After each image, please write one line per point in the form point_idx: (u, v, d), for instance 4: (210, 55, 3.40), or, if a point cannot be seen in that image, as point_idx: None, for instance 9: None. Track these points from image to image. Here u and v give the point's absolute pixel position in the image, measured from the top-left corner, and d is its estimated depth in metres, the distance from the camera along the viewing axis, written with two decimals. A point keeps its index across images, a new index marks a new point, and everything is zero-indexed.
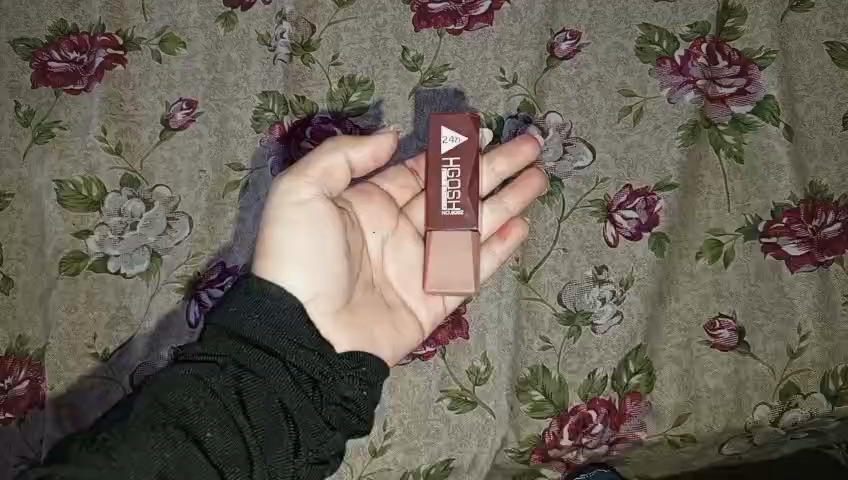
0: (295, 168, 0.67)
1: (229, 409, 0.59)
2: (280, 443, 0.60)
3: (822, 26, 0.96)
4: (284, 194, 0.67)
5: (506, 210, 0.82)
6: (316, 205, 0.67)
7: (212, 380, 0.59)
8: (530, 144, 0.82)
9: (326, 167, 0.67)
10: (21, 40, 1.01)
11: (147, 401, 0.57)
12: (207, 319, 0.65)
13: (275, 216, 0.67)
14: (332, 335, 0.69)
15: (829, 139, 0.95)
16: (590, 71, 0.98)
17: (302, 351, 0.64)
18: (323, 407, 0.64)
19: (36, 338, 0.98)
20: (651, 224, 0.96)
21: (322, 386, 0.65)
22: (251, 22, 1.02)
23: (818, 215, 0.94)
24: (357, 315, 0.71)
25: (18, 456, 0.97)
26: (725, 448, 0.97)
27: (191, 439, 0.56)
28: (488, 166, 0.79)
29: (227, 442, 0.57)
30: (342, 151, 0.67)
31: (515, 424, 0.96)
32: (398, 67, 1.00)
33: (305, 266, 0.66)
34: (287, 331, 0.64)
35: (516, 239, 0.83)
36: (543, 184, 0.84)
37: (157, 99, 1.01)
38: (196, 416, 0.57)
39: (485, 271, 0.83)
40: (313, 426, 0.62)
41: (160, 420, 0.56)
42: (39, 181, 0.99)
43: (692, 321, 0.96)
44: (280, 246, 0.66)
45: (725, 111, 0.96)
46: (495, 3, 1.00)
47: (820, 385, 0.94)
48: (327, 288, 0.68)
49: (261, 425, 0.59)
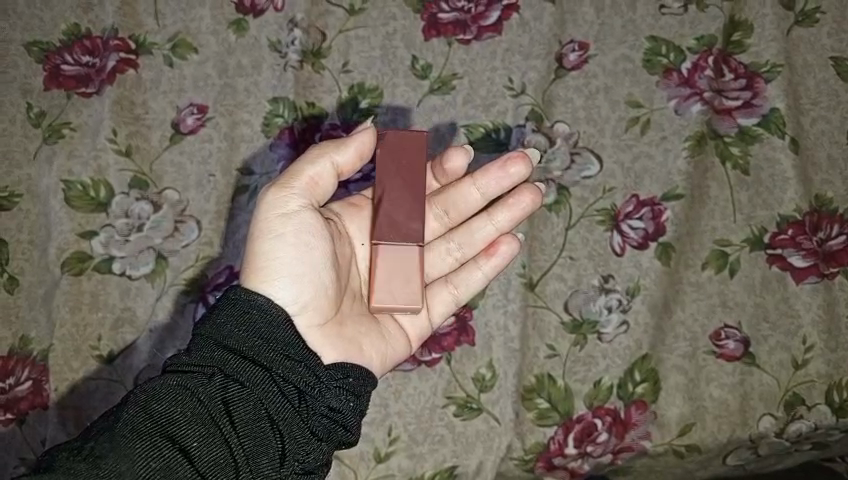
0: (282, 177, 0.67)
1: (216, 419, 0.58)
2: (266, 453, 0.58)
3: (827, 41, 0.97)
4: (270, 205, 0.67)
5: (497, 226, 0.80)
6: (302, 215, 0.67)
7: (199, 390, 0.58)
8: (521, 160, 0.77)
9: (311, 175, 0.67)
10: (35, 43, 1.00)
11: (134, 409, 0.56)
12: (198, 327, 0.64)
13: (261, 227, 0.67)
14: (319, 347, 0.68)
15: (833, 153, 0.96)
16: (598, 81, 0.99)
17: (289, 362, 0.63)
18: (309, 418, 0.63)
19: (41, 338, 0.97)
20: (657, 234, 0.97)
21: (308, 396, 0.63)
22: (262, 28, 1.02)
23: (823, 227, 0.95)
24: (344, 326, 0.71)
25: (19, 458, 0.96)
26: (730, 459, 0.96)
27: (176, 448, 0.55)
28: (473, 184, 0.78)
29: (213, 452, 0.56)
30: (326, 158, 0.67)
31: (521, 432, 0.95)
32: (407, 74, 1.01)
33: (291, 278, 0.66)
34: (275, 342, 0.63)
35: (506, 255, 0.80)
36: (537, 200, 0.79)
37: (167, 104, 1.01)
38: (183, 426, 0.56)
39: (476, 285, 0.80)
40: (299, 436, 0.61)
41: (146, 430, 0.54)
42: (47, 182, 0.98)
43: (698, 331, 0.96)
44: (266, 258, 0.66)
45: (732, 124, 0.97)
46: (504, 14, 1.01)
47: (825, 397, 0.94)
48: (316, 298, 0.68)
49: (247, 435, 0.58)
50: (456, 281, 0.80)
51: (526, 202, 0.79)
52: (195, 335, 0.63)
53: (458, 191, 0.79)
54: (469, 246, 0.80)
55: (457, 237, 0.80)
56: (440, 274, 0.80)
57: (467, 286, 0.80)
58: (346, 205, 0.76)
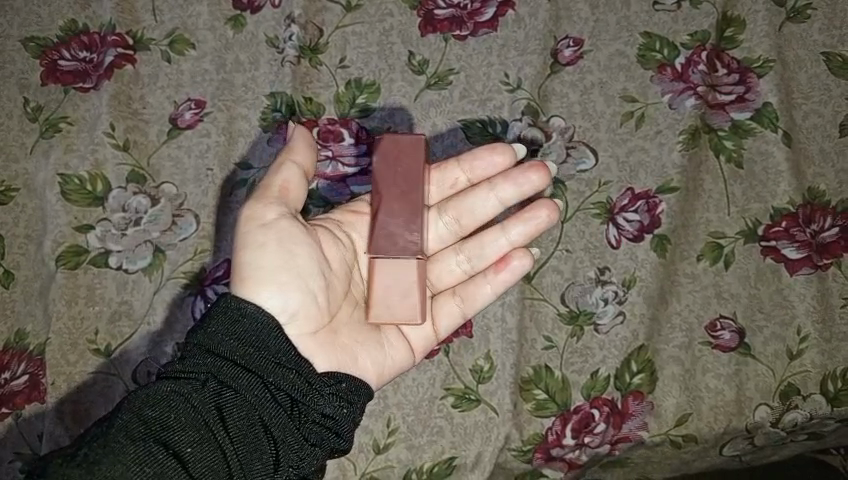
0: (259, 190, 0.69)
1: (209, 425, 0.58)
2: (260, 458, 0.59)
3: (819, 37, 0.99)
4: (251, 217, 0.68)
5: (509, 240, 0.80)
6: (282, 223, 0.67)
7: (193, 396, 0.58)
8: (539, 172, 0.78)
9: (282, 180, 0.69)
10: (32, 39, 1.02)
11: (127, 415, 0.55)
12: (190, 334, 0.63)
13: (246, 239, 0.67)
14: (311, 354, 0.68)
15: (826, 146, 0.97)
16: (593, 76, 1.01)
17: (281, 370, 0.63)
18: (302, 425, 0.63)
19: (36, 333, 0.96)
20: (652, 227, 0.98)
21: (301, 404, 0.63)
22: (260, 25, 1.05)
23: (816, 219, 0.96)
24: (338, 335, 0.71)
25: (14, 453, 0.93)
26: (727, 450, 0.95)
27: (170, 453, 0.54)
28: (490, 190, 0.79)
29: (207, 457, 0.56)
30: (290, 163, 0.69)
31: (519, 423, 0.95)
32: (404, 70, 1.02)
33: (281, 286, 0.66)
34: (266, 349, 0.63)
35: (517, 271, 0.80)
36: (554, 215, 0.79)
37: (165, 99, 1.02)
38: (177, 432, 0.56)
39: (484, 301, 0.81)
40: (293, 442, 0.61)
41: (140, 435, 0.54)
42: (44, 176, 0.99)
43: (693, 322, 0.96)
44: (254, 267, 0.66)
45: (725, 117, 0.99)
46: (500, 10, 1.03)
47: (819, 387, 0.93)
48: (305, 306, 0.67)
49: (240, 440, 0.58)
50: (464, 294, 0.80)
51: (543, 218, 0.78)
52: (189, 342, 0.63)
53: (475, 197, 0.80)
54: (479, 257, 0.80)
55: (468, 246, 0.80)
56: (447, 285, 0.81)
57: (475, 300, 0.80)
58: (345, 210, 0.77)
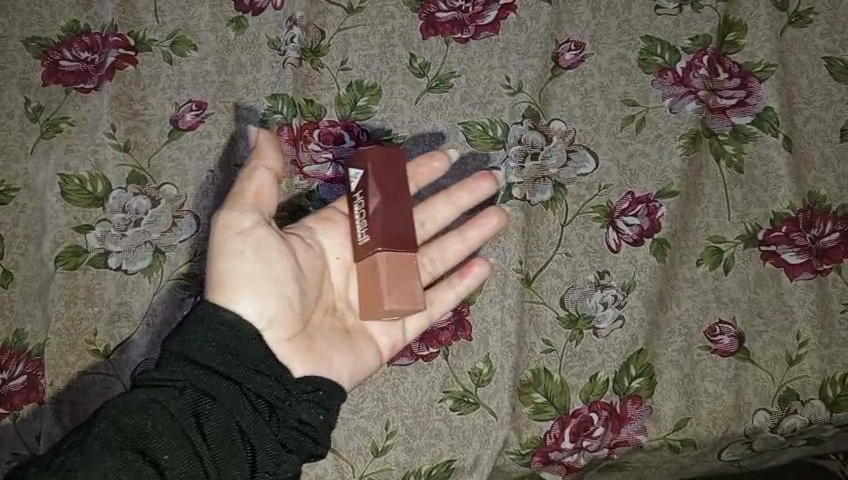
0: (231, 198, 0.69)
1: (187, 433, 0.61)
2: (237, 465, 0.62)
3: (820, 41, 1.00)
4: (226, 225, 0.68)
5: (466, 244, 0.85)
6: (258, 231, 0.68)
7: (170, 403, 0.61)
8: (487, 181, 0.85)
9: (256, 186, 0.69)
10: (33, 39, 1.03)
11: (105, 424, 0.58)
12: (168, 343, 0.66)
13: (222, 247, 0.68)
14: (288, 359, 0.70)
15: (826, 152, 0.98)
16: (594, 80, 1.01)
17: (259, 377, 0.66)
18: (280, 430, 0.66)
19: (35, 332, 0.96)
20: (652, 231, 0.97)
21: (279, 410, 0.66)
22: (262, 26, 1.05)
23: (817, 224, 0.96)
24: (314, 341, 0.72)
25: (11, 454, 0.93)
26: (725, 454, 0.95)
27: (146, 461, 0.58)
28: (446, 197, 0.84)
29: (184, 464, 0.59)
30: (261, 169, 0.69)
31: (518, 426, 0.95)
32: (405, 72, 1.03)
33: (258, 293, 0.67)
34: (245, 356, 0.66)
35: (478, 278, 0.85)
36: (502, 219, 0.86)
37: (166, 100, 1.02)
38: (155, 439, 0.59)
39: (447, 304, 0.84)
40: (270, 449, 0.64)
41: (117, 444, 0.57)
42: (45, 176, 0.99)
43: (693, 326, 0.96)
44: (232, 275, 0.67)
45: (725, 121, 0.99)
46: (501, 13, 1.03)
47: (819, 392, 0.94)
48: (281, 311, 0.69)
49: (217, 447, 0.61)
50: (431, 299, 0.83)
51: (493, 224, 0.85)
52: (168, 350, 0.65)
53: (430, 208, 0.84)
54: (442, 261, 0.85)
55: (431, 250, 0.84)
56: None
57: (439, 304, 0.84)
58: (319, 219, 0.78)
